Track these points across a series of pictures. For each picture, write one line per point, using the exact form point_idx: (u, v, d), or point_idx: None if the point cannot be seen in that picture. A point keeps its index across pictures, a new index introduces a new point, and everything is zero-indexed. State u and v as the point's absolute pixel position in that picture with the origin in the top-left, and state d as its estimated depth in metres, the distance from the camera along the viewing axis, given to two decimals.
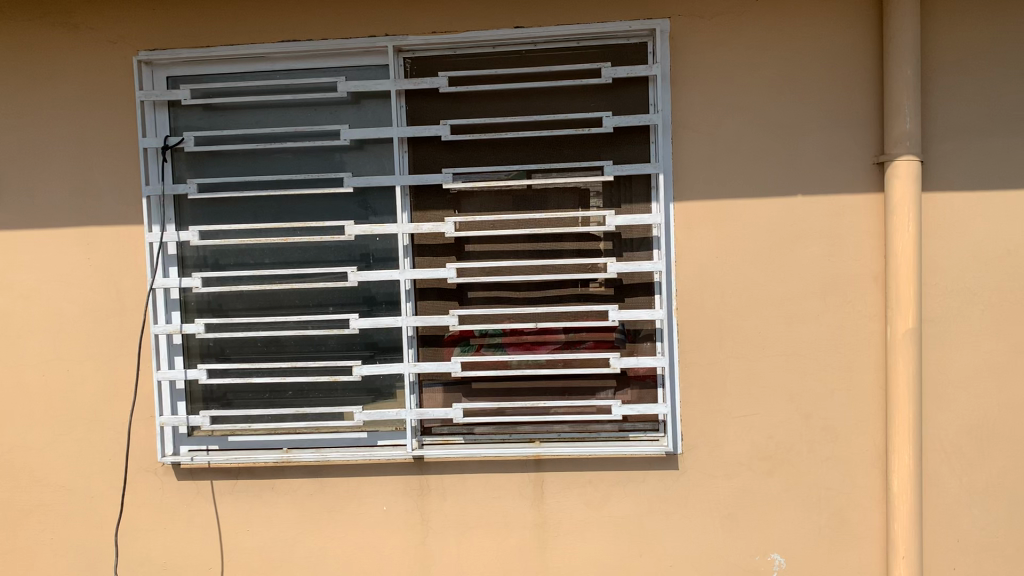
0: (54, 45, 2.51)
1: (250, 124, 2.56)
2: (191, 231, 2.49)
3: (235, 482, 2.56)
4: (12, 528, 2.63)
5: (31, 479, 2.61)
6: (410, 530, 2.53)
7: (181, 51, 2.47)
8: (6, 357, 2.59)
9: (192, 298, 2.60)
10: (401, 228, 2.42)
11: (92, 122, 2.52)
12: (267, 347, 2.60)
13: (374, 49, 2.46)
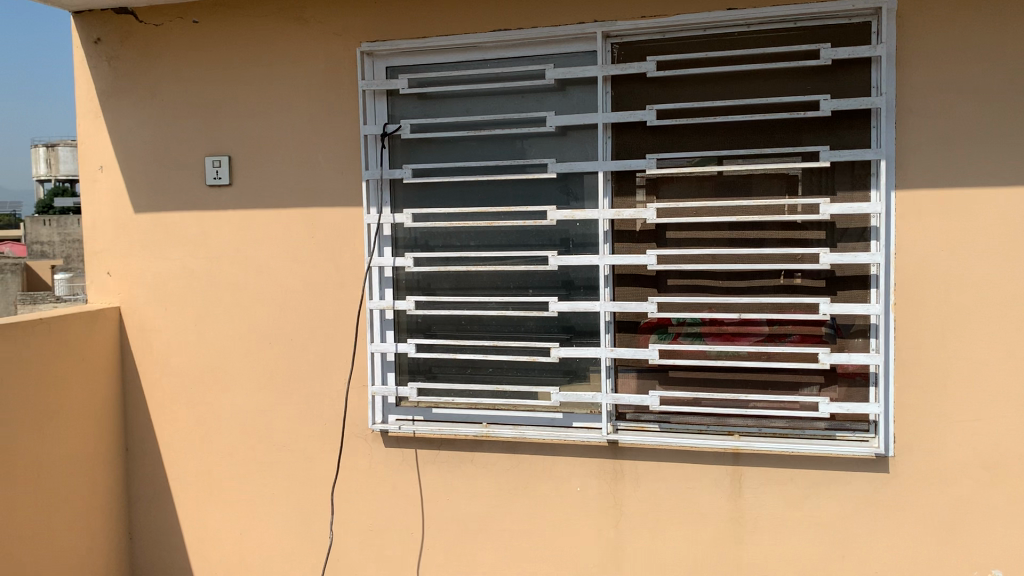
0: (286, 39, 2.72)
1: (460, 112, 2.64)
2: (405, 214, 2.64)
3: (437, 452, 2.69)
4: (241, 480, 2.89)
5: (258, 436, 2.86)
6: (602, 512, 2.56)
7: (400, 42, 2.60)
8: (239, 325, 2.86)
9: (404, 276, 2.72)
10: (601, 214, 2.44)
11: (318, 110, 2.71)
12: (468, 326, 2.68)
13: (583, 36, 2.47)
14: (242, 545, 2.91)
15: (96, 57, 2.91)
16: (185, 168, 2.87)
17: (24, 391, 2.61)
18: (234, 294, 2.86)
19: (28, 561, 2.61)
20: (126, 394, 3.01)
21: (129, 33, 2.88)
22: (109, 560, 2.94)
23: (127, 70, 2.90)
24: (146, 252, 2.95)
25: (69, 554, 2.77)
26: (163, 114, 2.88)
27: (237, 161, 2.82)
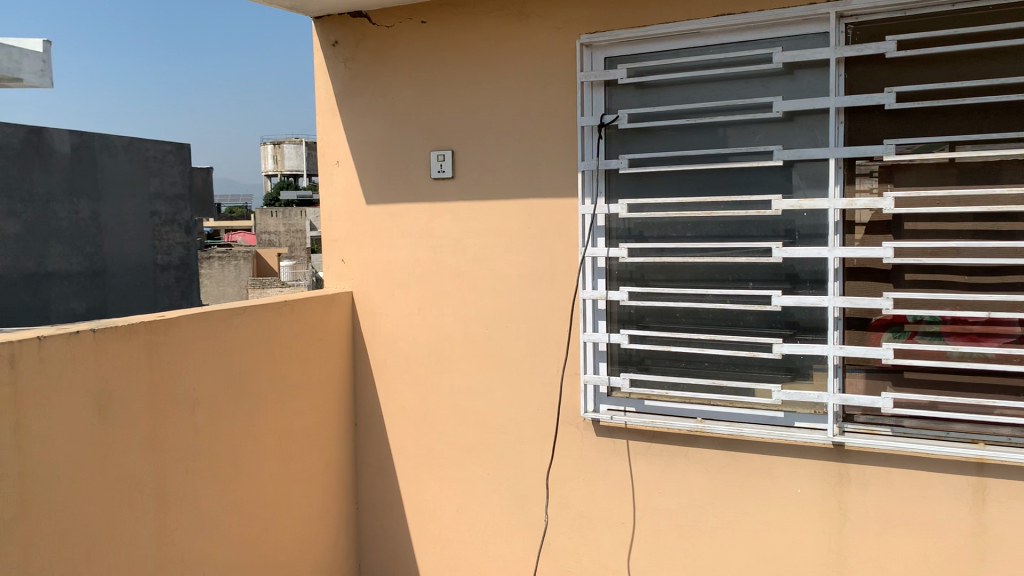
0: (508, 34, 2.80)
1: (680, 101, 2.58)
2: (620, 204, 2.63)
3: (649, 445, 2.68)
4: (461, 459, 3.05)
5: (476, 418, 3.00)
6: (823, 518, 2.45)
7: (621, 32, 2.60)
8: (461, 311, 3.01)
9: (617, 267, 2.71)
10: (832, 203, 2.32)
11: (537, 103, 2.77)
12: (686, 318, 2.61)
13: (814, 17, 2.36)
14: (458, 520, 3.08)
15: (334, 60, 3.15)
16: (411, 162, 3.05)
17: (274, 366, 2.91)
18: (456, 282, 3.01)
19: (277, 518, 2.92)
20: (360, 372, 3.30)
21: (364, 36, 3.08)
22: (341, 521, 3.24)
23: (361, 70, 3.11)
24: (376, 241, 3.18)
25: (310, 513, 3.07)
26: (394, 111, 3.06)
27: (459, 154, 2.94)
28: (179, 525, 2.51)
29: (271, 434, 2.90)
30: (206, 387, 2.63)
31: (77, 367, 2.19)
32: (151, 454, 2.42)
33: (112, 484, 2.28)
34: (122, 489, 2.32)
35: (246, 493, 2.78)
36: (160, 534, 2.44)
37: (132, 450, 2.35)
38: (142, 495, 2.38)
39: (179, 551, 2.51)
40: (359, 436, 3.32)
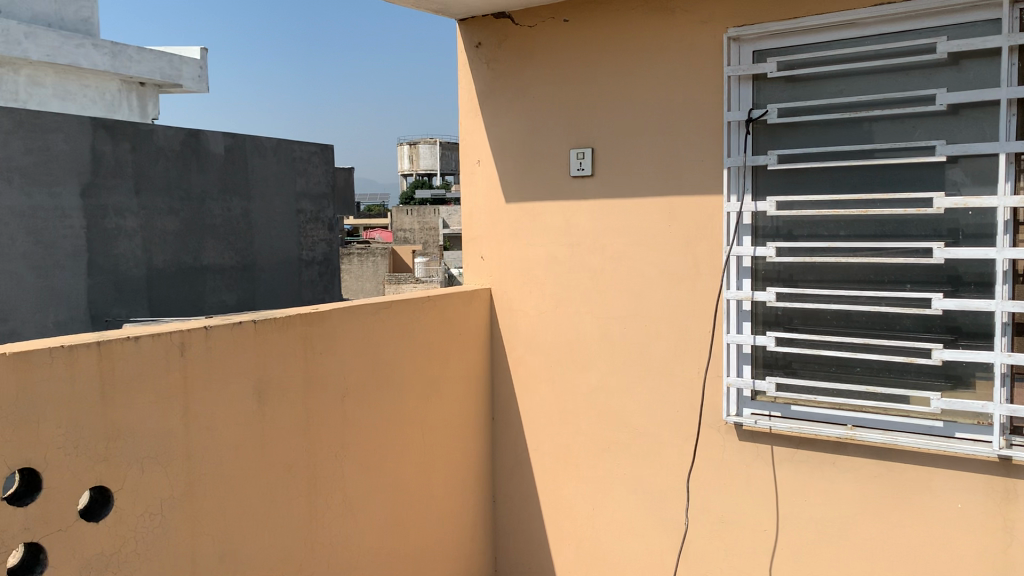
0: (651, 30, 2.78)
1: (833, 94, 2.48)
2: (768, 202, 2.54)
3: (795, 451, 2.60)
4: (599, 456, 3.06)
5: (614, 416, 3.00)
6: (987, 536, 2.30)
7: (770, 25, 2.51)
8: (599, 309, 3.01)
9: (763, 267, 2.63)
10: (1002, 201, 2.17)
11: (681, 100, 2.74)
12: (837, 320, 2.52)
13: (984, 3, 2.22)
14: (594, 515, 3.10)
15: (477, 61, 3.22)
16: (552, 160, 3.07)
17: (417, 359, 3.02)
18: (595, 280, 3.01)
19: (417, 505, 3.03)
20: (500, 366, 3.37)
21: (506, 35, 3.13)
22: (475, 510, 3.33)
23: (503, 70, 3.16)
24: (515, 239, 3.22)
25: (446, 502, 3.18)
26: (536, 110, 3.10)
27: (599, 152, 2.94)
28: (328, 506, 2.66)
29: (413, 424, 3.02)
30: (354, 377, 2.76)
31: (241, 356, 2.35)
32: (304, 439, 2.57)
33: (269, 467, 2.44)
34: (277, 471, 2.48)
35: (388, 480, 2.90)
36: (310, 515, 2.59)
37: (286, 436, 2.51)
38: (295, 479, 2.54)
39: (328, 532, 2.66)
40: (500, 428, 3.40)
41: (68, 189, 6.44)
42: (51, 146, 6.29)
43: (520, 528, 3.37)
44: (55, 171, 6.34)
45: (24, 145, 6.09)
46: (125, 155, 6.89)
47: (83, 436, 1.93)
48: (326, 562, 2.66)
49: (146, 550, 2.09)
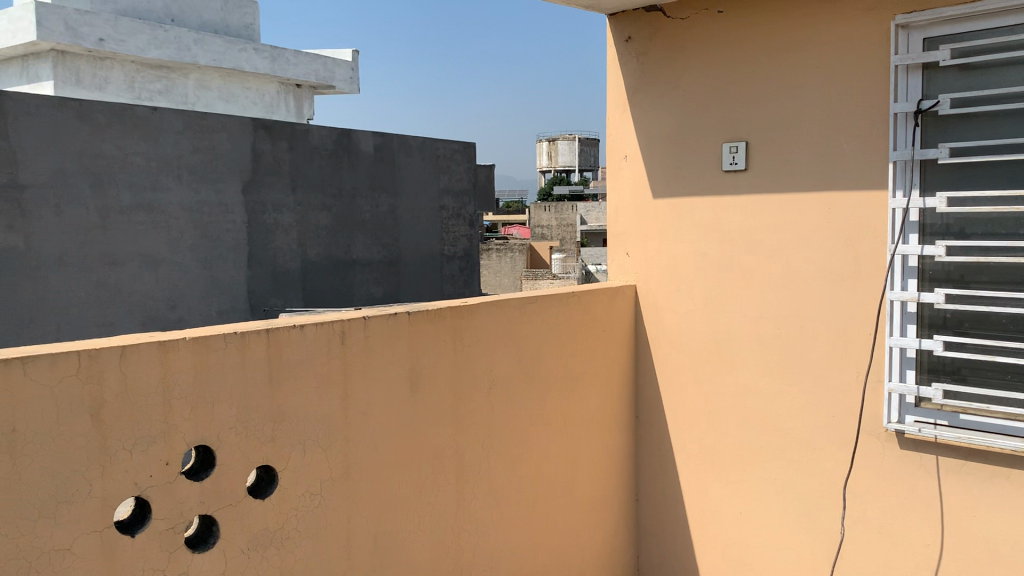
0: (808, 19, 2.69)
1: (1014, 82, 2.31)
2: (938, 198, 2.40)
3: (963, 463, 2.45)
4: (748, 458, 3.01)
5: (763, 420, 2.94)
6: None
7: (943, 9, 2.36)
8: (749, 309, 2.95)
9: (930, 267, 2.49)
10: None
11: (840, 92, 2.64)
12: (1015, 325, 2.35)
13: None
14: (741, 516, 3.06)
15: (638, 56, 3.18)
16: (707, 156, 3.02)
17: (563, 355, 3.08)
18: (745, 279, 2.95)
19: (559, 497, 3.10)
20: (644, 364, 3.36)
21: (658, 28, 3.11)
22: (617, 506, 3.36)
23: (653, 63, 3.14)
24: (666, 238, 3.18)
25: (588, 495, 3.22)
26: (687, 104, 3.05)
27: (754, 146, 2.88)
28: (474, 494, 2.77)
29: (558, 417, 3.08)
30: (502, 370, 2.85)
31: (396, 346, 2.49)
32: (453, 430, 2.69)
33: (418, 453, 2.58)
34: (427, 458, 2.61)
35: (532, 472, 2.99)
36: (457, 501, 2.71)
37: (435, 422, 2.63)
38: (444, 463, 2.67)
39: (473, 516, 2.78)
40: (645, 424, 3.41)
41: (231, 186, 6.86)
42: (217, 145, 6.71)
43: (666, 525, 3.37)
44: (220, 168, 6.76)
45: (193, 145, 6.53)
46: (282, 154, 7.26)
47: (251, 419, 2.13)
48: (472, 547, 2.77)
49: (308, 525, 2.28)
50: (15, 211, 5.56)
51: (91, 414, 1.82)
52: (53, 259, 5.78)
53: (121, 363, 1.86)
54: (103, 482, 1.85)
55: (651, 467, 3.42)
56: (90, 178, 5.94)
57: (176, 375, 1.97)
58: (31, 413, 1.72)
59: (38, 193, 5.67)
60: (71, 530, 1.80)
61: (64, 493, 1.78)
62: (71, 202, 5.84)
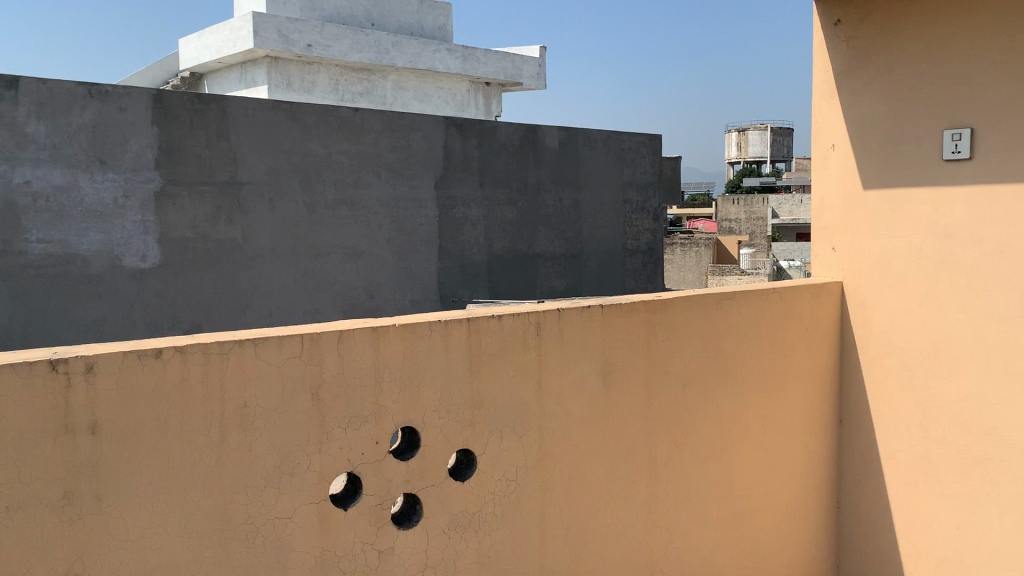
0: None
1: None
2: None
3: None
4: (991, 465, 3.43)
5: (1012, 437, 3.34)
6: None
7: None
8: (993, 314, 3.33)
9: None
10: None
11: None
12: None
13: None
14: (1001, 516, 3.43)
15: (867, 71, 3.69)
16: (934, 144, 3.46)
17: (708, 355, 3.34)
18: (984, 284, 3.34)
19: (707, 495, 3.39)
20: (865, 356, 3.86)
21: (869, 11, 3.66)
22: (815, 488, 3.93)
23: (864, 44, 3.70)
24: (905, 231, 3.59)
25: (730, 495, 3.49)
26: (916, 91, 3.52)
27: (977, 134, 3.30)
28: (627, 494, 3.09)
29: (701, 422, 3.34)
30: (653, 374, 3.15)
31: (568, 350, 2.88)
32: (609, 426, 3.02)
33: (616, 438, 3.04)
34: (588, 458, 2.96)
35: (677, 472, 3.27)
36: (650, 490, 3.16)
37: (628, 408, 3.08)
38: (657, 443, 3.19)
39: (671, 497, 3.25)
40: (857, 415, 3.93)
41: (425, 181, 7.15)
42: (412, 143, 7.01)
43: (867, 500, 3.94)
44: (415, 165, 7.06)
45: (391, 143, 6.86)
46: (472, 150, 7.47)
47: (454, 406, 2.61)
48: (677, 519, 3.28)
49: (509, 506, 2.75)
50: (235, 205, 6.06)
51: (311, 398, 2.35)
52: (267, 249, 6.26)
53: (338, 347, 2.38)
54: (321, 459, 2.38)
55: (857, 450, 3.96)
56: (300, 175, 6.37)
57: (385, 363, 2.47)
58: (264, 392, 2.27)
59: (255, 189, 6.15)
60: (294, 498, 2.34)
61: (287, 467, 2.32)
62: (282, 197, 6.29)
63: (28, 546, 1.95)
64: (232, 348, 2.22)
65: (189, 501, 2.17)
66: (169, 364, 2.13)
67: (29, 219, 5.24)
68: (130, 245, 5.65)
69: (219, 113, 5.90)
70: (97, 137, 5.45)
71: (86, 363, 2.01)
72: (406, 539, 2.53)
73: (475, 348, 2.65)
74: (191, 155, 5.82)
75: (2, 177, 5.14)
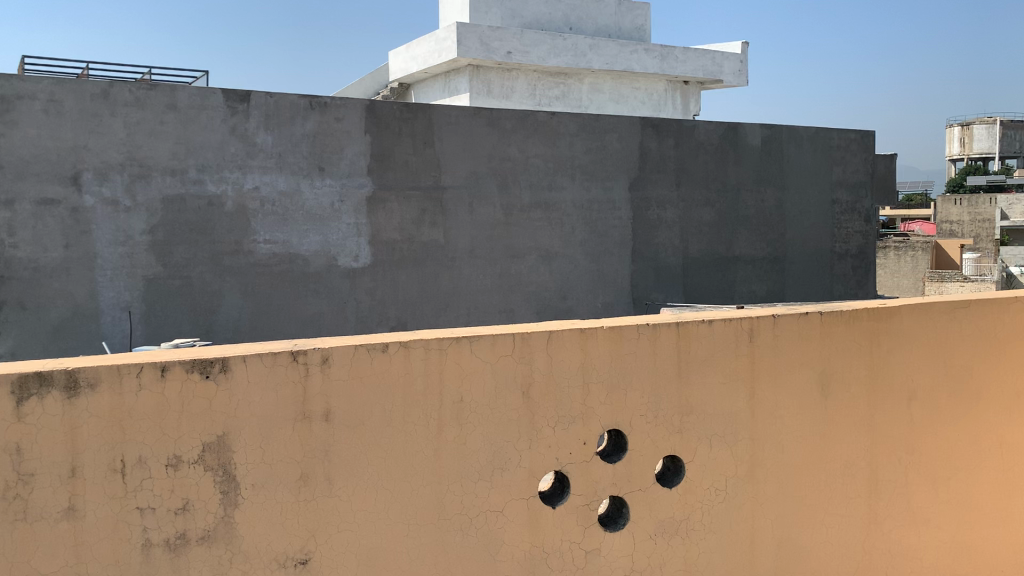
0: None
1: None
2: None
3: None
4: None
5: None
6: None
7: None
8: None
9: None
10: None
11: None
12: None
13: None
14: None
15: None
16: None
17: (936, 367, 3.09)
18: None
19: (931, 520, 3.15)
20: None
21: None
22: None
23: None
24: None
25: (957, 520, 3.22)
26: None
27: None
28: (837, 512, 2.94)
29: (924, 440, 3.11)
30: (870, 387, 2.97)
31: (779, 359, 2.77)
32: (822, 440, 2.88)
33: (829, 451, 2.90)
34: (798, 470, 2.84)
35: (894, 493, 3.07)
36: (863, 508, 2.99)
37: (845, 421, 2.92)
38: (875, 460, 3.01)
39: (888, 518, 3.06)
40: None
41: (620, 183, 7.13)
42: (607, 145, 7.02)
43: None
44: (610, 167, 7.06)
45: (586, 145, 6.91)
46: (668, 151, 7.35)
47: (662, 411, 2.59)
48: (892, 539, 3.08)
49: (715, 516, 2.69)
50: (438, 208, 6.33)
51: (523, 396, 2.41)
52: (467, 250, 6.49)
53: (549, 347, 2.42)
54: (532, 456, 2.43)
55: None
56: (498, 179, 6.54)
57: (594, 364, 2.49)
58: (479, 388, 2.35)
59: (456, 193, 6.38)
60: (505, 493, 2.41)
61: (499, 462, 2.40)
62: (481, 200, 6.49)
63: (271, 521, 2.15)
64: (450, 344, 2.31)
65: (409, 489, 2.30)
66: (395, 358, 2.25)
67: (258, 222, 5.72)
68: (344, 246, 6.03)
69: (425, 121, 6.17)
70: (317, 145, 5.86)
71: (322, 355, 2.16)
72: (612, 541, 2.54)
73: (681, 353, 2.61)
74: (399, 160, 6.14)
75: (236, 183, 5.63)
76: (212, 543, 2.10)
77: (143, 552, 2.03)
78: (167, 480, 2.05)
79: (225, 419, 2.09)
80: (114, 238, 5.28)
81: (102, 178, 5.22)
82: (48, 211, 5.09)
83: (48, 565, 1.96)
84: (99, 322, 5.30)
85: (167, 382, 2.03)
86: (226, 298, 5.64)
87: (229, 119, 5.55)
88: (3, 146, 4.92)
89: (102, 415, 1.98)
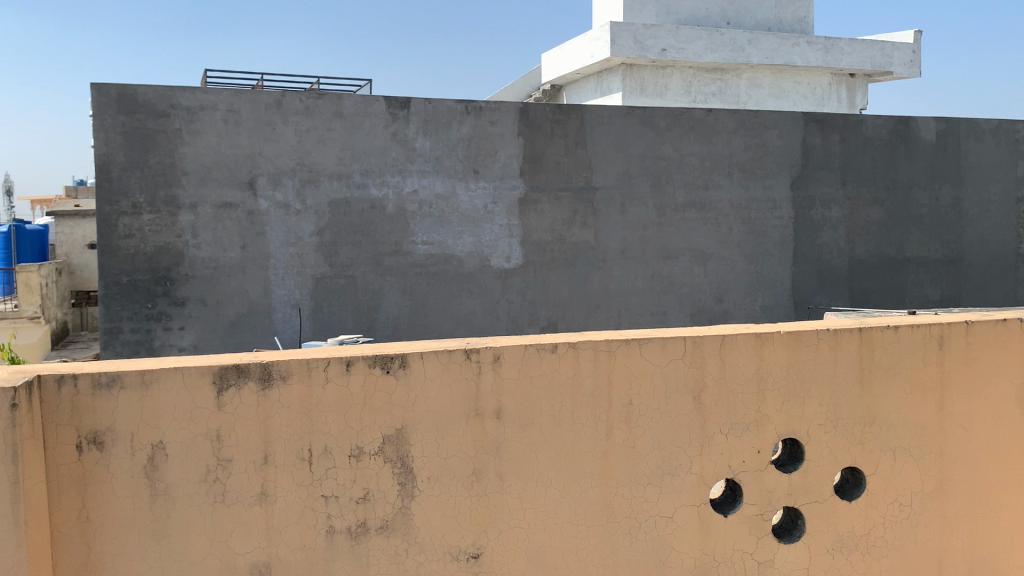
0: None
1: None
2: None
3: None
4: None
5: None
6: None
7: None
8: None
9: None
10: None
11: None
12: None
13: None
14: None
15: None
16: None
17: None
18: None
19: None
20: None
21: None
22: None
23: None
24: None
25: None
26: None
27: None
28: None
29: None
30: None
31: (969, 369, 2.59)
32: (1017, 458, 2.67)
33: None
34: (988, 488, 2.65)
35: None
36: None
37: None
38: None
39: None
40: None
41: (781, 182, 6.88)
42: (767, 142, 6.79)
43: None
44: (770, 165, 6.82)
45: (745, 143, 6.71)
46: (833, 147, 7.03)
47: (841, 420, 2.47)
48: None
49: (897, 533, 2.55)
50: (589, 209, 6.31)
51: (694, 400, 2.36)
52: (618, 252, 6.44)
53: (721, 351, 2.36)
54: (703, 462, 2.38)
55: None
56: (651, 179, 6.47)
57: (769, 369, 2.41)
58: (650, 391, 2.33)
59: (607, 194, 6.35)
60: (674, 499, 2.37)
61: (669, 467, 2.36)
62: (634, 201, 6.44)
63: (445, 514, 2.21)
64: (620, 346, 2.30)
65: (578, 490, 2.30)
66: (564, 358, 2.26)
67: (416, 223, 5.91)
68: (497, 247, 6.13)
69: (578, 122, 6.18)
70: (472, 148, 5.99)
71: (494, 353, 2.20)
72: (786, 554, 2.45)
73: (862, 360, 2.48)
74: (551, 162, 6.18)
75: (397, 187, 5.83)
76: (391, 533, 2.18)
77: (327, 538, 2.13)
78: (350, 470, 2.14)
79: (403, 413, 2.17)
80: (286, 239, 5.60)
81: (275, 183, 5.54)
82: (228, 214, 5.45)
83: (243, 545, 2.08)
84: (272, 318, 5.62)
85: (351, 376, 2.12)
86: (385, 297, 5.86)
87: (390, 125, 5.76)
88: (189, 153, 5.32)
89: (293, 406, 2.09)
